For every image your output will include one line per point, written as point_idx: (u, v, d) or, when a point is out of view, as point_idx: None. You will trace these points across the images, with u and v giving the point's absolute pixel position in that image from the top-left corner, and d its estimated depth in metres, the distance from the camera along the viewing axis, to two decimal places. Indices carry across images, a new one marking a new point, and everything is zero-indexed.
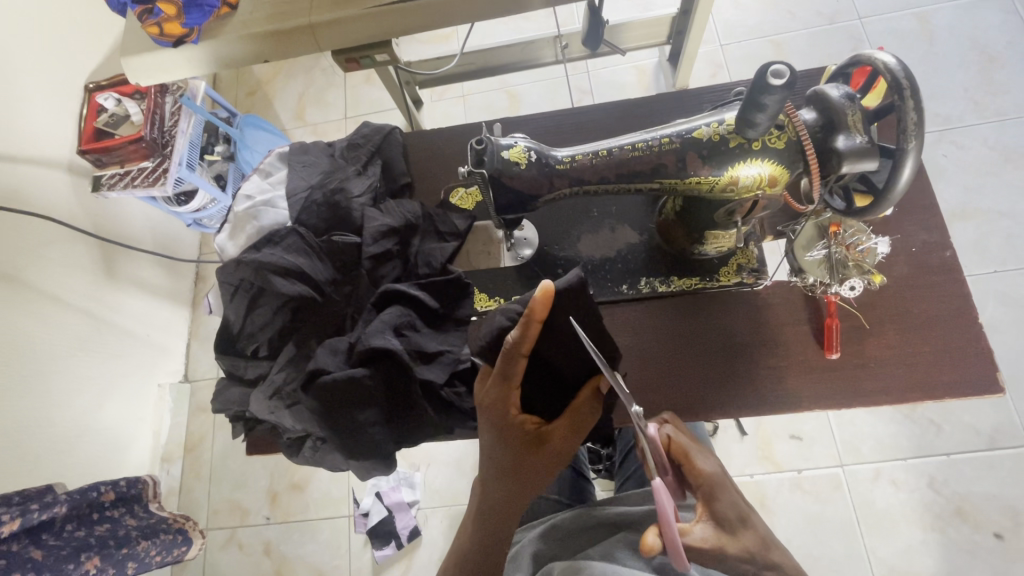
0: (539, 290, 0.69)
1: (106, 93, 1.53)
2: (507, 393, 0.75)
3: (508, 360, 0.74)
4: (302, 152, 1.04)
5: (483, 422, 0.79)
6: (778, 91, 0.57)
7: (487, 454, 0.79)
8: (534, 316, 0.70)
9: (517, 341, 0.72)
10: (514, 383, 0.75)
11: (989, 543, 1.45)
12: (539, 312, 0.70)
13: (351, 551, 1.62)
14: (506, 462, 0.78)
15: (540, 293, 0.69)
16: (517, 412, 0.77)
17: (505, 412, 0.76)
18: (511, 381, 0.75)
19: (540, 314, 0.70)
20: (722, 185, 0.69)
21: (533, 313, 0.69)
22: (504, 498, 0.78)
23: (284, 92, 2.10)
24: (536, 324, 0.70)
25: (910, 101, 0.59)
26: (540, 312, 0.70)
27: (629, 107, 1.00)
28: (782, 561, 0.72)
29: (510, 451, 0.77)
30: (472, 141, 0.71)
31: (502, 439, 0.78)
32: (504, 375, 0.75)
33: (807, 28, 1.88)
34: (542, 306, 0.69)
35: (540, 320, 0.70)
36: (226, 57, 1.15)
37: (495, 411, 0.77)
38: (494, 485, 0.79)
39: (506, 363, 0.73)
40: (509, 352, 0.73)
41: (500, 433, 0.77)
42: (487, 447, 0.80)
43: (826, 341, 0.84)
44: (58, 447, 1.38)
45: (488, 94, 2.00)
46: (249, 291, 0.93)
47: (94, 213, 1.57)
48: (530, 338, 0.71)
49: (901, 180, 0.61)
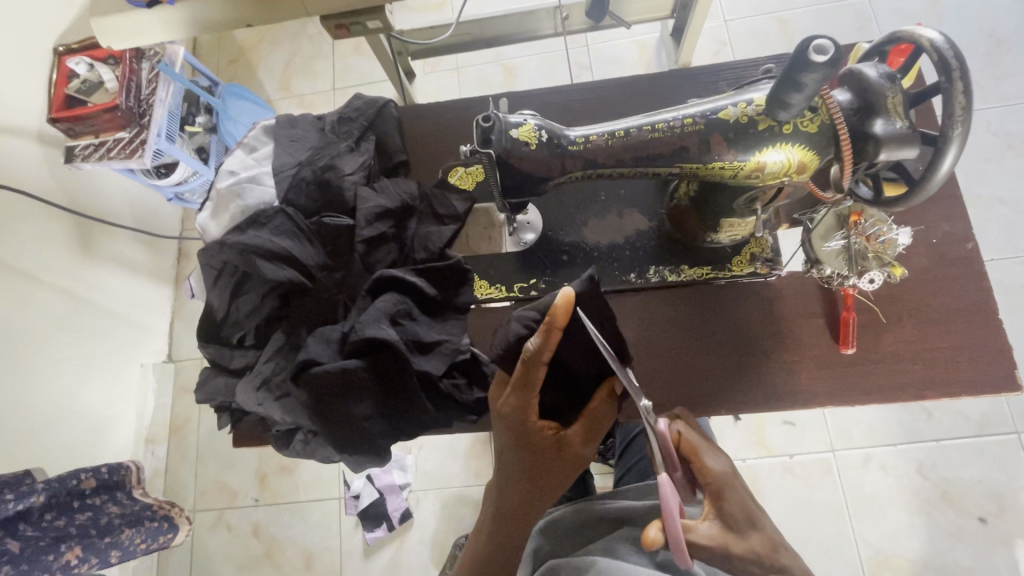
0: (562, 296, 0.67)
1: (77, 57, 1.42)
2: (526, 400, 0.72)
3: (528, 367, 0.70)
4: (289, 125, 0.97)
5: (499, 426, 0.76)
6: (820, 69, 0.51)
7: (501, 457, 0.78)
8: (554, 322, 0.67)
9: (537, 348, 0.69)
10: (533, 391, 0.72)
11: (973, 527, 1.47)
12: (559, 317, 0.66)
13: (341, 533, 1.60)
14: (523, 466, 0.76)
15: (562, 299, 0.66)
16: (534, 419, 0.73)
17: (523, 419, 0.73)
18: (530, 387, 0.71)
19: (561, 322, 0.67)
20: (747, 170, 0.64)
21: (553, 319, 0.67)
22: (519, 500, 0.77)
23: (269, 60, 1.99)
24: (557, 330, 0.67)
25: (959, 84, 0.55)
26: (561, 316, 0.67)
27: (639, 83, 0.95)
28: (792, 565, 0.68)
29: (528, 458, 0.75)
30: (478, 118, 0.65)
31: (520, 445, 0.75)
32: (523, 381, 0.71)
33: (814, 5, 1.81)
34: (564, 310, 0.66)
35: (561, 329, 0.67)
36: (207, 17, 1.06)
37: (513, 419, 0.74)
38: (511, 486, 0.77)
39: (527, 370, 0.70)
40: (528, 358, 0.70)
41: (519, 438, 0.74)
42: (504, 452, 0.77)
43: (843, 335, 0.81)
44: (36, 432, 1.33)
45: (482, 66, 1.91)
46: (234, 275, 0.87)
47: (68, 185, 1.48)
48: (552, 346, 0.68)
49: (942, 170, 0.57)
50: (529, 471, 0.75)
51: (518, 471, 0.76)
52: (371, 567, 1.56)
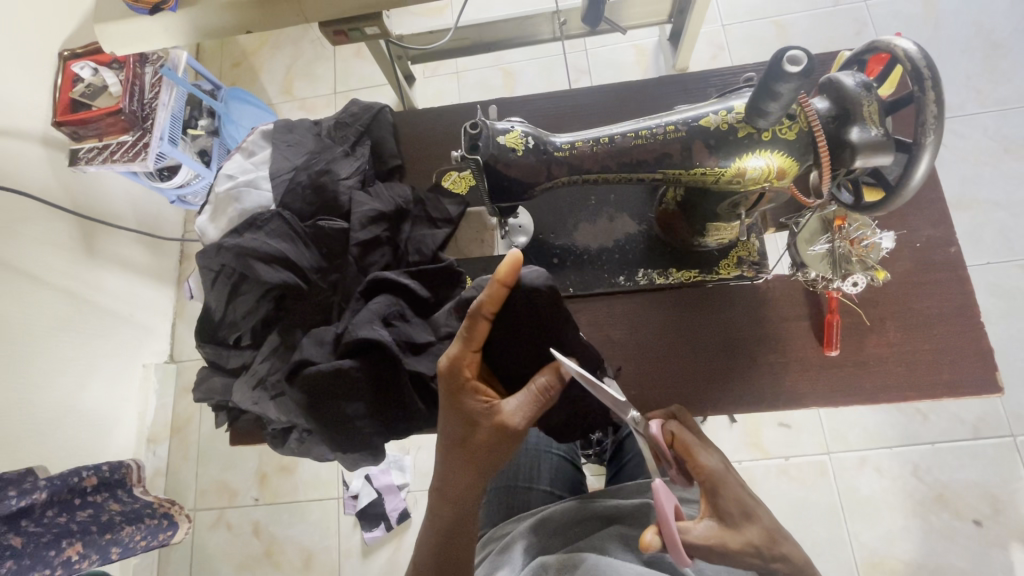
0: (509, 257, 0.66)
1: (82, 62, 1.44)
2: (464, 354, 0.70)
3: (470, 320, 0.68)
4: (287, 131, 0.99)
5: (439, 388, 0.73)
6: (794, 79, 0.55)
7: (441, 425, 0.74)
8: (499, 280, 0.66)
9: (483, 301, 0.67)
10: (473, 346, 0.69)
11: (968, 530, 1.42)
12: (504, 275, 0.66)
13: (340, 531, 1.61)
14: (457, 438, 0.72)
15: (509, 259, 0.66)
16: (471, 378, 0.70)
17: (457, 375, 0.70)
18: (471, 342, 0.69)
19: (505, 278, 0.66)
20: (729, 176, 0.67)
21: (497, 274, 0.66)
22: (450, 475, 0.73)
23: (270, 65, 2.01)
24: (502, 287, 0.66)
25: (930, 93, 0.57)
26: (506, 274, 0.66)
27: (631, 90, 0.96)
28: (791, 552, 0.68)
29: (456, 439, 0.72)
30: (466, 124, 0.69)
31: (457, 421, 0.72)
32: (464, 335, 0.69)
33: (811, 10, 1.82)
34: (509, 271, 0.65)
35: (504, 283, 0.66)
36: (207, 26, 1.08)
37: (448, 376, 0.71)
38: (443, 455, 0.74)
39: (468, 326, 0.68)
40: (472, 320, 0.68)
41: (452, 400, 0.71)
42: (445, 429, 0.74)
43: (826, 338, 0.83)
44: (40, 430, 1.35)
45: (482, 71, 1.93)
46: (230, 277, 0.89)
47: (72, 188, 1.50)
48: (494, 303, 0.67)
49: (915, 176, 0.60)
50: (460, 440, 0.71)
51: (449, 438, 0.72)
52: (369, 566, 1.57)
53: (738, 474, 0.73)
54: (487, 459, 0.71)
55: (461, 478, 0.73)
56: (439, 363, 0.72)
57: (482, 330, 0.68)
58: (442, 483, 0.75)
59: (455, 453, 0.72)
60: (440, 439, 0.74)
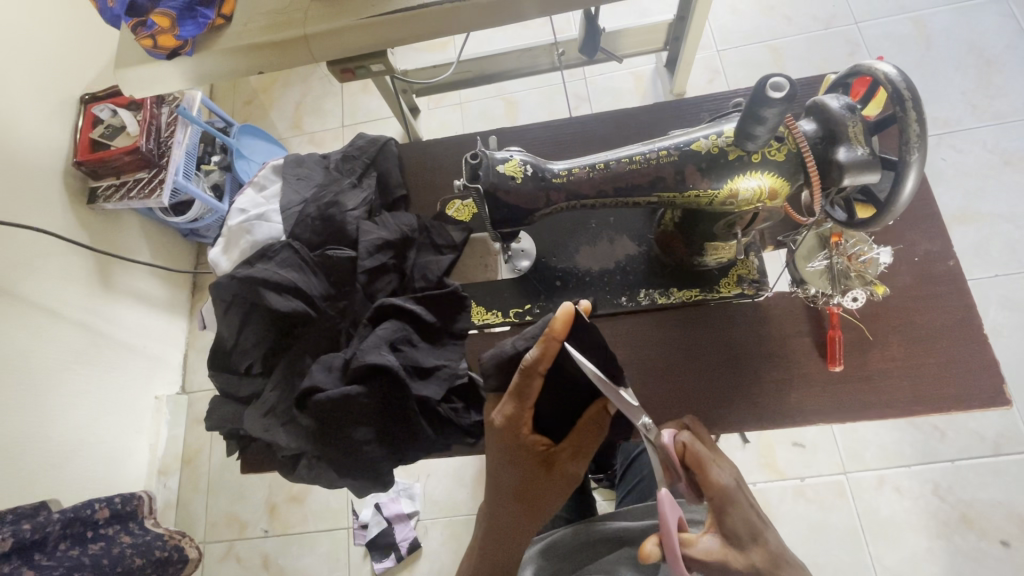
0: (561, 310, 0.69)
1: (102, 105, 1.50)
2: (521, 412, 0.72)
3: (523, 377, 0.71)
4: (297, 165, 1.03)
5: (492, 441, 0.76)
6: (777, 104, 0.59)
7: (497, 479, 0.77)
8: (555, 336, 0.68)
9: (535, 359, 0.69)
10: (529, 403, 0.72)
11: (996, 551, 1.38)
12: (559, 331, 0.68)
13: (351, 563, 1.58)
14: (519, 489, 0.76)
15: (562, 314, 0.68)
16: (528, 434, 0.73)
17: (515, 433, 0.73)
18: (527, 401, 0.72)
19: (560, 334, 0.68)
20: (722, 198, 0.71)
21: (553, 332, 0.67)
22: (511, 523, 0.78)
23: (281, 101, 2.09)
24: (557, 343, 0.68)
25: (912, 113, 0.61)
26: (561, 331, 0.68)
27: (627, 117, 0.99)
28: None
29: (514, 490, 0.76)
30: (467, 155, 0.73)
31: (514, 472, 0.75)
32: (518, 392, 0.72)
33: (804, 33, 1.87)
34: (564, 327, 0.68)
35: (560, 339, 0.68)
36: (222, 70, 1.14)
37: (506, 434, 0.74)
38: (502, 509, 0.78)
39: (523, 381, 0.71)
40: (525, 371, 0.70)
41: (510, 456, 0.75)
42: (495, 478, 0.77)
43: (830, 353, 0.83)
44: (53, 463, 1.36)
45: (487, 101, 1.99)
46: (242, 307, 0.91)
47: (90, 224, 1.55)
48: (550, 358, 0.69)
49: (903, 191, 0.63)
50: (522, 492, 0.76)
51: (510, 490, 0.76)
52: None
53: (748, 493, 0.70)
54: (546, 502, 0.77)
55: (521, 522, 0.78)
56: (494, 419, 0.74)
57: (537, 386, 0.71)
58: (500, 529, 0.79)
59: (513, 503, 0.77)
60: (496, 491, 0.78)
